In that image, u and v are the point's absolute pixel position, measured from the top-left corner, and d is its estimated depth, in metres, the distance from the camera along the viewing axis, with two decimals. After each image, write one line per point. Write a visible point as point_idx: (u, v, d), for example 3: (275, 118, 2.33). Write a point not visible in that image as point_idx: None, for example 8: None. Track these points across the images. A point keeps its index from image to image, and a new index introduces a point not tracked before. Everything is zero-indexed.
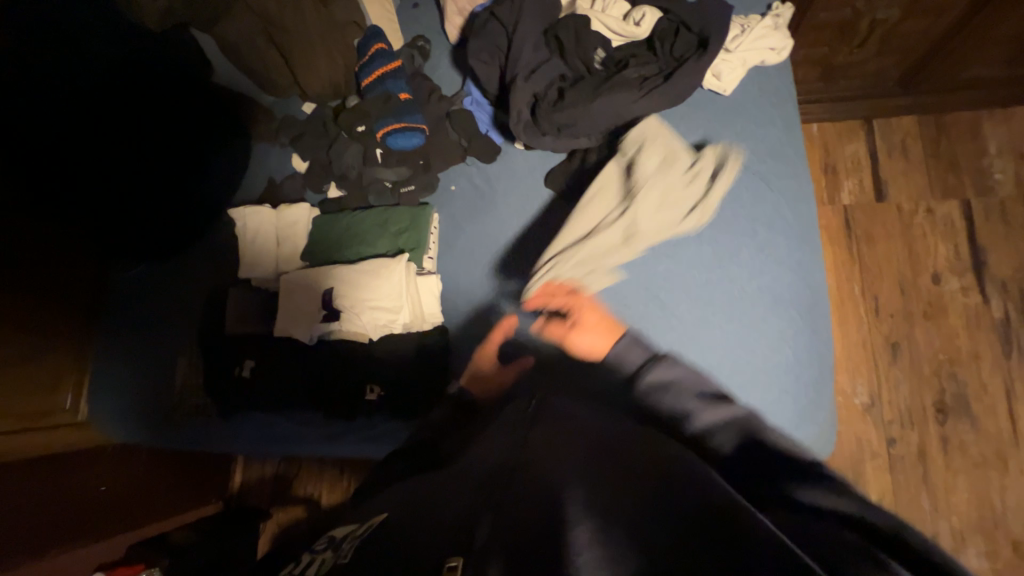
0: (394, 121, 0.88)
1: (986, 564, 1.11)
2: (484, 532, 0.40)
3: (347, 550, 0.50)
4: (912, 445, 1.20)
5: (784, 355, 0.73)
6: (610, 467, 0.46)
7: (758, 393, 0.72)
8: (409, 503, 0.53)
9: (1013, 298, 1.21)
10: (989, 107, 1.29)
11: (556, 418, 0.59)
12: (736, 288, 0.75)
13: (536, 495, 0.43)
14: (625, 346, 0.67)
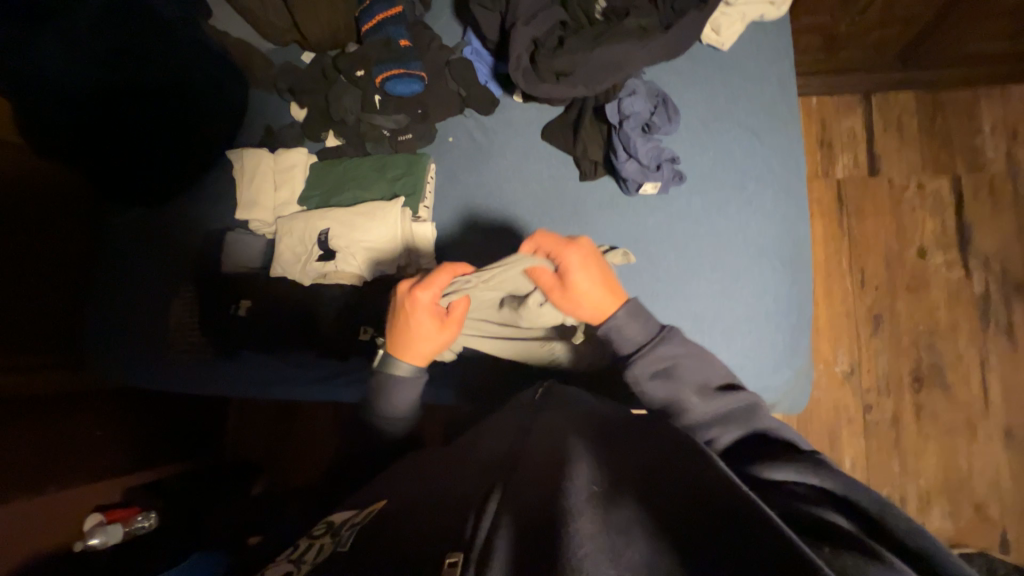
0: (393, 66, 0.88)
1: (949, 524, 1.17)
2: (494, 528, 0.44)
3: (349, 537, 0.54)
4: (887, 412, 1.25)
5: (767, 305, 0.75)
6: (617, 459, 0.49)
7: (740, 340, 0.75)
8: (420, 493, 0.57)
9: (994, 273, 1.24)
10: (986, 84, 1.30)
11: (571, 412, 0.62)
12: (725, 240, 0.77)
13: (545, 487, 0.46)
14: (625, 321, 0.64)
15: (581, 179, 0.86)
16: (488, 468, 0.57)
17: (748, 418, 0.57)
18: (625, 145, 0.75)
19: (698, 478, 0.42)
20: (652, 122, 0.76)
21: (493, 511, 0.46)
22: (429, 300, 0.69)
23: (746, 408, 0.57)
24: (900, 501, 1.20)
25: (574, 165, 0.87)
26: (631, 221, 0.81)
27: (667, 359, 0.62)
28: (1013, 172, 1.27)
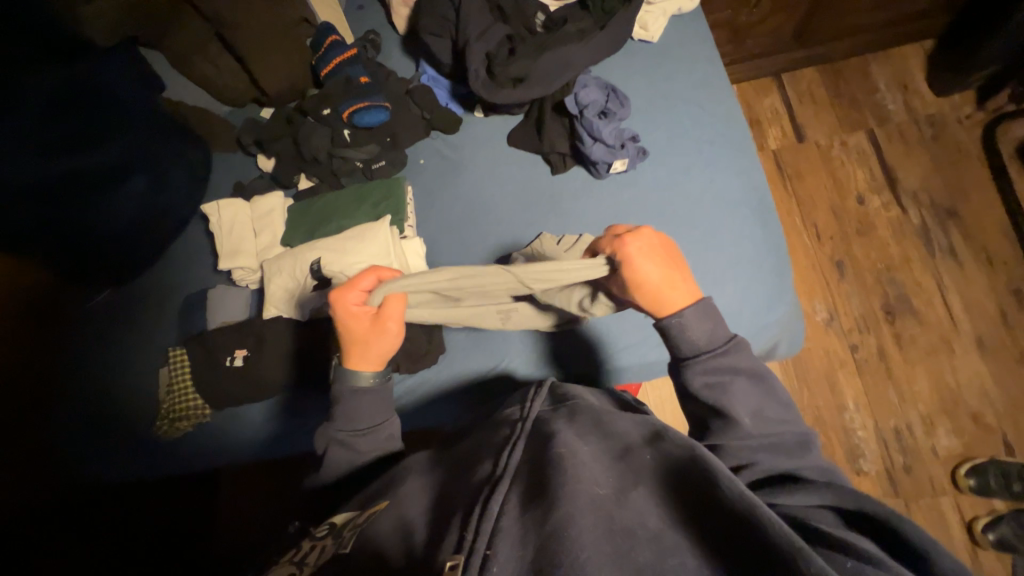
0: (358, 100, 0.92)
1: (955, 440, 1.23)
2: (495, 526, 0.45)
3: (351, 537, 0.56)
4: (872, 347, 1.32)
5: (747, 249, 0.81)
6: (620, 468, 0.52)
7: (731, 285, 0.80)
8: (417, 496, 0.58)
9: (925, 205, 1.38)
10: (872, 50, 1.50)
11: (565, 408, 0.64)
12: (695, 199, 0.84)
13: (549, 492, 0.47)
14: (690, 320, 0.60)
15: (552, 173, 0.92)
16: (476, 459, 0.58)
17: (794, 453, 0.57)
18: (590, 132, 0.81)
19: (705, 487, 0.46)
20: (609, 110, 0.84)
21: (494, 507, 0.47)
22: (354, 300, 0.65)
23: (793, 445, 0.57)
24: (906, 429, 1.25)
25: (542, 162, 0.93)
26: (608, 200, 0.87)
27: (726, 373, 0.59)
28: (915, 117, 1.44)
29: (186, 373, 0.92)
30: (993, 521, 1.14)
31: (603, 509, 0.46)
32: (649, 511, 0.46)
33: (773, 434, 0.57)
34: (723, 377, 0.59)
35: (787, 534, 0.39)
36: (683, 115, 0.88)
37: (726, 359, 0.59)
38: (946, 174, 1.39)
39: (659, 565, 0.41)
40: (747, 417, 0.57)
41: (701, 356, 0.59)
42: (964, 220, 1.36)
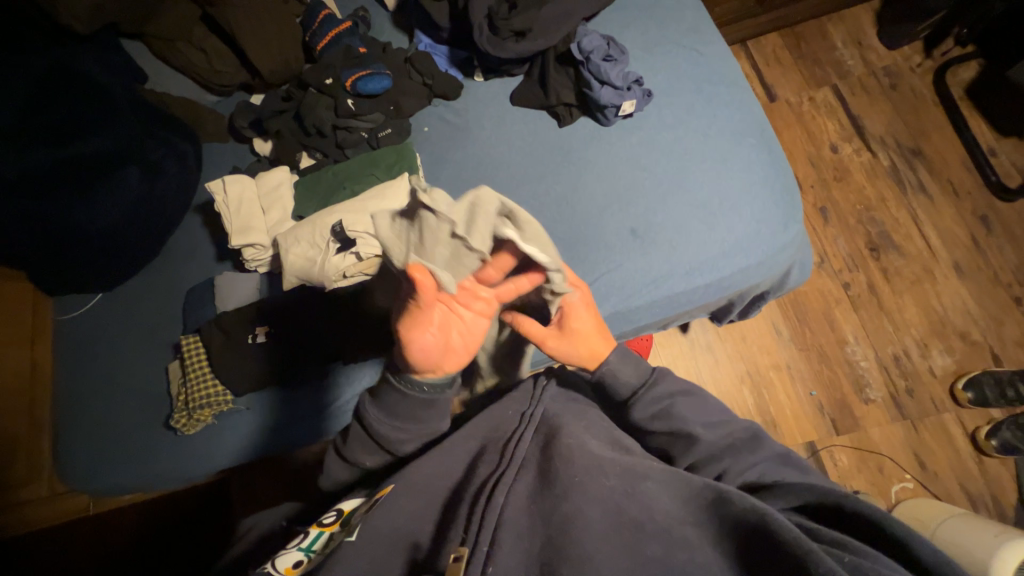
0: (359, 68, 0.93)
1: (948, 358, 1.31)
2: (500, 517, 0.50)
3: (355, 527, 0.57)
4: (863, 283, 1.39)
5: (755, 175, 0.85)
6: (626, 468, 0.57)
7: (747, 209, 0.84)
8: (423, 491, 0.62)
9: (892, 148, 1.48)
10: (827, 12, 1.60)
11: (570, 407, 0.69)
12: (700, 134, 0.88)
13: (557, 488, 0.53)
14: (618, 364, 0.67)
15: (560, 125, 0.94)
16: (483, 457, 0.63)
17: (751, 446, 0.64)
18: (598, 76, 0.85)
19: (717, 498, 0.51)
20: (611, 53, 0.87)
21: (500, 499, 0.52)
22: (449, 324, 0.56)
23: (747, 438, 0.64)
24: (904, 354, 1.32)
25: (548, 117, 0.95)
26: (618, 145, 0.90)
27: (665, 397, 0.66)
28: (872, 70, 1.55)
29: (201, 364, 0.87)
30: (994, 428, 1.21)
31: (609, 505, 0.51)
32: (655, 510, 0.51)
33: (725, 438, 0.64)
34: (664, 403, 0.66)
35: (795, 535, 0.44)
36: (679, 60, 0.92)
37: (660, 389, 0.66)
38: (907, 118, 1.50)
39: (665, 560, 0.47)
40: (701, 428, 0.64)
41: (636, 394, 0.66)
42: (928, 158, 1.46)
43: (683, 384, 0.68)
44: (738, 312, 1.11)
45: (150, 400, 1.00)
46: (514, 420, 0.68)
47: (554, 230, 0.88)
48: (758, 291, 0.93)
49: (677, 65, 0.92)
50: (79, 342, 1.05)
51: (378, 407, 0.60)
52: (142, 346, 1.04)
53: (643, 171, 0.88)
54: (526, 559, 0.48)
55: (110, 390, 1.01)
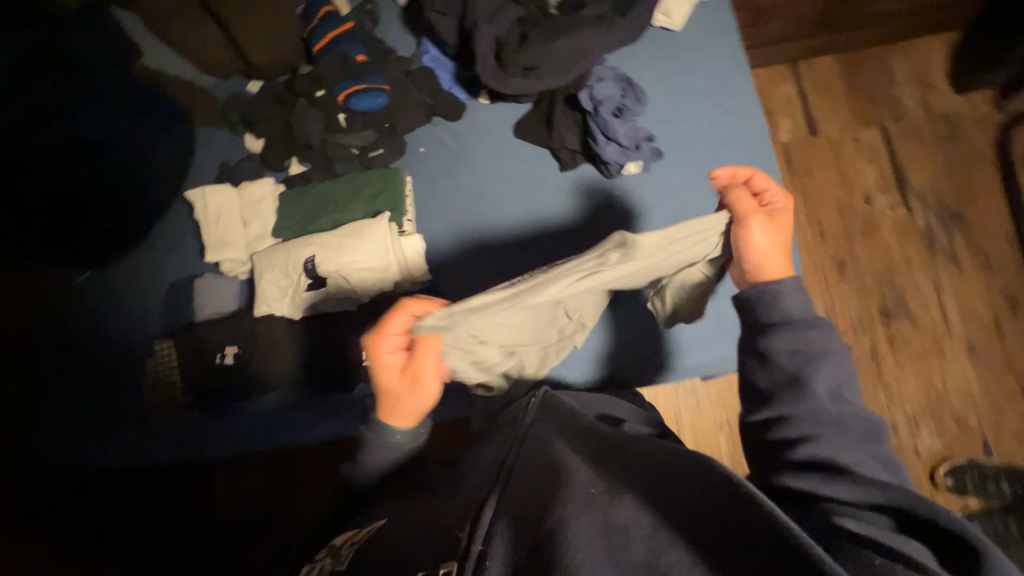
0: (353, 82, 0.86)
1: (937, 440, 1.26)
2: (492, 551, 0.46)
3: (347, 556, 0.58)
4: (865, 349, 1.33)
5: None
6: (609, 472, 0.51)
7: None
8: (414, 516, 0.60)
9: (931, 207, 1.36)
10: (895, 40, 1.43)
11: (552, 417, 0.66)
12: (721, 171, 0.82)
13: (541, 506, 0.48)
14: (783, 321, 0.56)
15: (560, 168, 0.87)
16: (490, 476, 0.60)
17: (872, 441, 0.53)
18: (604, 130, 0.78)
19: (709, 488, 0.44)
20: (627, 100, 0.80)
21: (497, 529, 0.47)
22: (388, 343, 0.64)
23: (865, 429, 0.53)
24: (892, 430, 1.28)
25: (549, 156, 0.88)
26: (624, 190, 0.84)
27: (809, 355, 0.55)
28: (930, 115, 1.40)
29: (173, 368, 0.90)
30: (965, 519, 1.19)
31: (598, 512, 0.45)
32: (640, 508, 0.45)
33: (842, 413, 0.53)
34: (813, 353, 0.55)
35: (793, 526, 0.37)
36: (694, 110, 0.84)
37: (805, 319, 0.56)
38: (955, 176, 1.37)
39: (652, 565, 0.40)
40: (825, 390, 0.54)
41: (776, 327, 0.56)
42: (969, 225, 1.34)
43: (840, 361, 0.56)
44: None
45: None
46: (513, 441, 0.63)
47: None
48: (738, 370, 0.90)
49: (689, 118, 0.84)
50: None
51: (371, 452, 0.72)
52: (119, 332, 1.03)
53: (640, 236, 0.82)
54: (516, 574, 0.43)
55: None
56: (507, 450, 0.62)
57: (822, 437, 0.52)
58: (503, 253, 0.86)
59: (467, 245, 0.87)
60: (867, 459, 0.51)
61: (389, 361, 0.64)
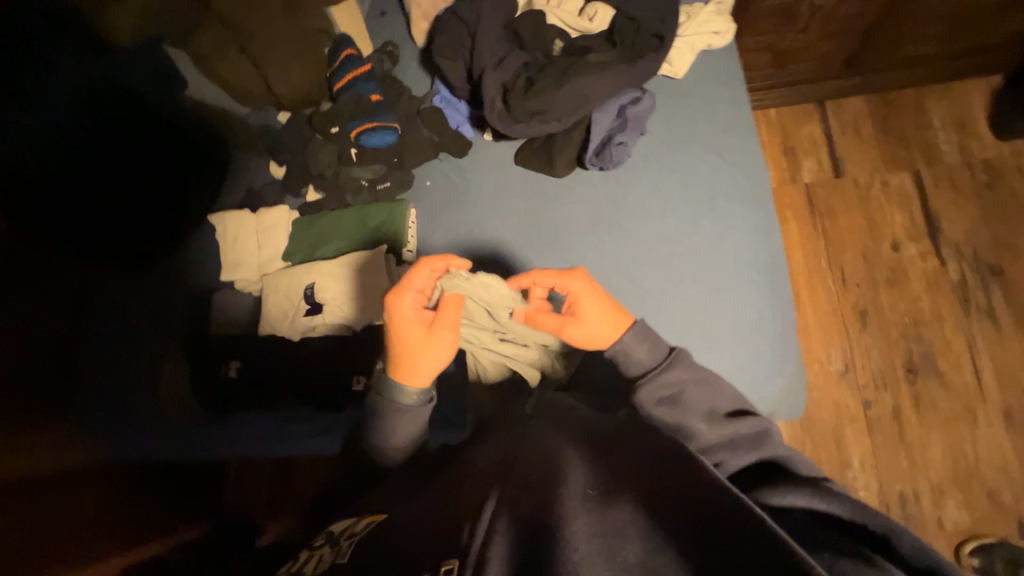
0: (367, 120, 0.92)
1: (966, 514, 1.16)
2: (488, 533, 0.46)
3: (348, 548, 0.59)
4: (887, 406, 1.25)
5: (757, 297, 0.78)
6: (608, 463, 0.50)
7: (756, 271, 0.78)
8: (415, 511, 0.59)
9: (967, 258, 1.28)
10: (933, 82, 1.36)
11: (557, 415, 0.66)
12: (676, 216, 0.83)
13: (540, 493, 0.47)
14: (633, 344, 0.67)
15: (550, 202, 0.90)
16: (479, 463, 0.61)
17: (754, 446, 0.61)
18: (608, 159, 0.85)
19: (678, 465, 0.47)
20: (631, 110, 0.84)
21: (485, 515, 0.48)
22: (409, 300, 0.71)
23: (750, 435, 0.62)
24: (913, 496, 1.19)
25: (547, 189, 0.90)
26: (603, 192, 0.87)
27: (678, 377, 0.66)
28: (968, 161, 1.32)
29: (184, 377, 0.95)
30: None
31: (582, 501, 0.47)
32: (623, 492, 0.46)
33: (726, 436, 0.62)
34: (674, 390, 0.65)
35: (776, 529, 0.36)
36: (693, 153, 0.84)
37: (672, 374, 0.65)
38: (994, 228, 1.28)
39: (646, 565, 0.39)
40: (702, 424, 0.62)
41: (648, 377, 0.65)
42: (1009, 281, 1.25)
43: (675, 377, 0.65)
44: None
45: None
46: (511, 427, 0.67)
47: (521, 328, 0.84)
48: None
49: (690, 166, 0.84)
50: None
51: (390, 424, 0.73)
52: None
53: (632, 279, 0.82)
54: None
55: None
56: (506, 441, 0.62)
57: (687, 386, 0.64)
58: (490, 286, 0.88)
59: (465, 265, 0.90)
60: (739, 438, 0.61)
61: (414, 315, 0.70)
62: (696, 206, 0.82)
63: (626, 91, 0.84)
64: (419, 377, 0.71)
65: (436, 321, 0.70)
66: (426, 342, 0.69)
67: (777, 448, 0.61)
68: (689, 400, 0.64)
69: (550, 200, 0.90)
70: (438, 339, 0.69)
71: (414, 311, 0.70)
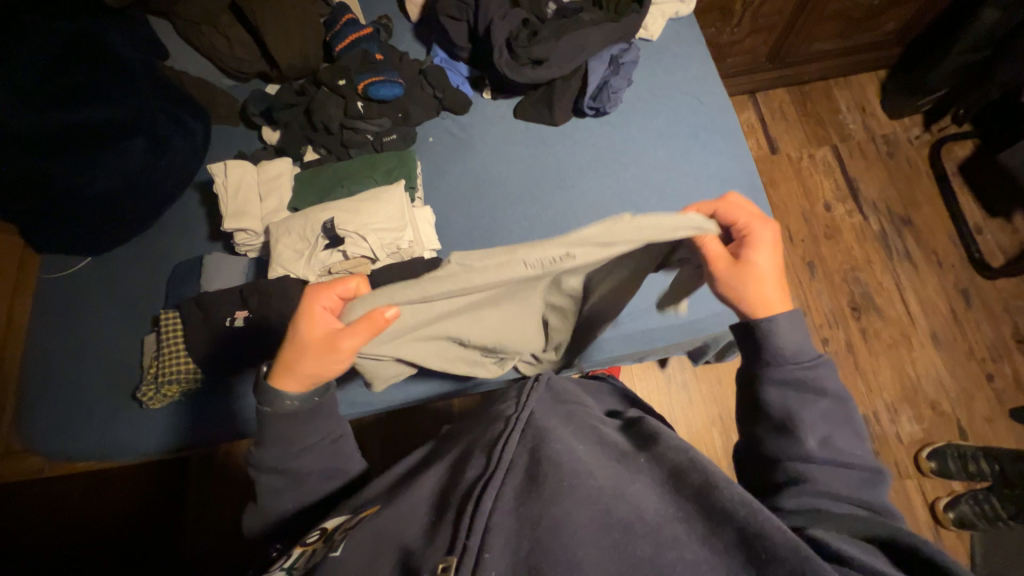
0: (374, 74, 0.97)
1: (916, 426, 1.32)
2: (487, 523, 0.44)
3: (342, 541, 0.50)
4: (841, 341, 1.41)
5: None
6: (616, 467, 0.51)
7: (740, 190, 0.91)
8: (418, 499, 0.53)
9: (882, 212, 1.52)
10: (835, 75, 1.66)
11: (557, 406, 0.62)
12: (664, 149, 0.94)
13: (545, 489, 0.46)
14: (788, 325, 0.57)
15: (553, 147, 0.97)
16: (469, 457, 0.55)
17: (860, 486, 0.51)
18: (610, 90, 0.95)
19: (706, 489, 0.45)
20: (622, 60, 0.97)
21: (487, 504, 0.45)
22: (323, 301, 0.59)
23: (861, 479, 0.52)
24: (874, 416, 1.34)
25: (550, 136, 0.98)
26: (597, 134, 0.97)
27: (812, 390, 0.55)
28: (872, 136, 1.60)
29: (178, 337, 0.89)
30: (953, 500, 1.21)
31: (600, 505, 0.45)
32: (645, 507, 0.45)
33: (839, 465, 0.52)
34: (806, 393, 0.55)
35: (788, 538, 0.39)
36: (673, 99, 0.98)
37: (812, 380, 0.55)
38: (899, 187, 1.54)
39: (654, 563, 0.41)
40: (816, 442, 0.53)
41: (786, 364, 0.56)
42: (916, 227, 1.50)
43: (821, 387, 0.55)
44: (712, 356, 1.08)
45: (114, 366, 0.99)
46: (502, 418, 0.60)
47: None
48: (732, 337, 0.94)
49: (673, 110, 0.97)
50: (62, 300, 1.05)
51: (266, 433, 0.59)
52: (118, 311, 1.04)
53: (633, 206, 0.91)
54: (515, 565, 0.41)
55: (89, 350, 1.01)
56: (496, 429, 0.57)
57: (819, 404, 0.54)
58: (507, 221, 0.93)
59: (481, 207, 0.95)
60: (861, 489, 0.51)
61: (320, 317, 0.58)
62: (683, 142, 0.94)
63: (615, 45, 0.97)
64: (295, 384, 0.58)
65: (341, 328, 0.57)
66: (316, 348, 0.57)
67: (878, 499, 0.51)
68: (816, 416, 0.54)
69: (552, 146, 0.97)
70: (327, 356, 0.56)
71: (324, 315, 0.58)
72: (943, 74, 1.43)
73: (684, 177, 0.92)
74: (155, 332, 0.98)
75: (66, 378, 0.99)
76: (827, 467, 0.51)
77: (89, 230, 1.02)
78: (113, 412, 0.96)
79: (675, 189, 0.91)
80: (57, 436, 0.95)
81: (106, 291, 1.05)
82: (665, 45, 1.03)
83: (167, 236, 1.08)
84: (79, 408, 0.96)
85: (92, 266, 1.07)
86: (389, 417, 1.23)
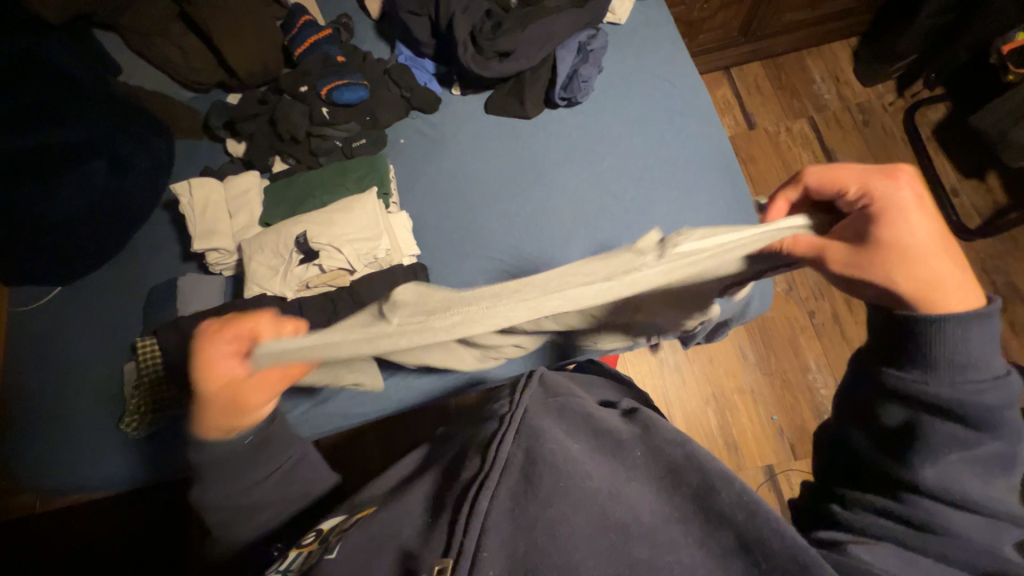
0: (337, 78, 0.94)
1: None
2: (483, 523, 0.43)
3: (337, 542, 0.49)
4: (828, 312, 1.41)
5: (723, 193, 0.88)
6: (612, 464, 0.51)
7: (718, 171, 0.90)
8: (415, 500, 0.52)
9: None
10: (807, 46, 1.65)
11: (551, 398, 0.61)
12: (639, 135, 0.93)
13: (542, 488, 0.46)
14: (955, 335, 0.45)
15: (527, 141, 0.95)
16: (464, 456, 0.54)
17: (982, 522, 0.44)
18: (580, 79, 0.93)
19: (705, 489, 0.46)
20: (590, 47, 0.95)
21: (483, 504, 0.44)
22: (221, 349, 0.50)
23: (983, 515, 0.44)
24: None
25: (523, 129, 0.96)
26: (571, 124, 0.95)
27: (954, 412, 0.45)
28: (847, 105, 1.60)
29: (158, 365, 0.87)
30: None
31: (597, 506, 0.45)
32: (641, 507, 0.46)
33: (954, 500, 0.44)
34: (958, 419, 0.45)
35: (786, 537, 0.40)
36: (645, 84, 0.96)
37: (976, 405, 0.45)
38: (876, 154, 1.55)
39: (651, 565, 0.41)
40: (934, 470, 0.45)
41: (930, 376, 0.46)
42: None
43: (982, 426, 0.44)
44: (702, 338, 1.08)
45: (94, 397, 0.97)
46: (496, 416, 0.59)
47: (522, 251, 0.89)
48: (719, 320, 0.94)
49: (645, 95, 0.95)
50: (34, 334, 1.02)
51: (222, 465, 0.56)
52: (94, 340, 1.01)
53: (611, 196, 0.90)
54: (512, 565, 0.42)
55: (66, 383, 0.98)
56: (490, 427, 0.57)
57: (954, 431, 0.45)
58: (485, 220, 0.92)
59: (458, 208, 0.93)
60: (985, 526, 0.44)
61: (220, 366, 0.50)
62: (658, 126, 0.93)
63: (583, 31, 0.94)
64: (220, 429, 0.54)
65: (244, 382, 0.50)
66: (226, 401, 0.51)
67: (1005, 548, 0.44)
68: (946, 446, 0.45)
69: (526, 140, 0.95)
70: (245, 407, 0.52)
71: (223, 364, 0.50)
72: (913, 38, 1.42)
73: (661, 163, 0.91)
74: (134, 360, 0.95)
75: (45, 413, 0.96)
76: (940, 497, 0.45)
77: (54, 260, 0.99)
78: (97, 445, 0.93)
79: (653, 177, 0.90)
80: (41, 474, 0.92)
81: (79, 321, 1.02)
82: (634, 28, 1.01)
83: (138, 260, 1.04)
84: (62, 443, 0.94)
85: (62, 296, 1.04)
86: (383, 424, 1.22)
